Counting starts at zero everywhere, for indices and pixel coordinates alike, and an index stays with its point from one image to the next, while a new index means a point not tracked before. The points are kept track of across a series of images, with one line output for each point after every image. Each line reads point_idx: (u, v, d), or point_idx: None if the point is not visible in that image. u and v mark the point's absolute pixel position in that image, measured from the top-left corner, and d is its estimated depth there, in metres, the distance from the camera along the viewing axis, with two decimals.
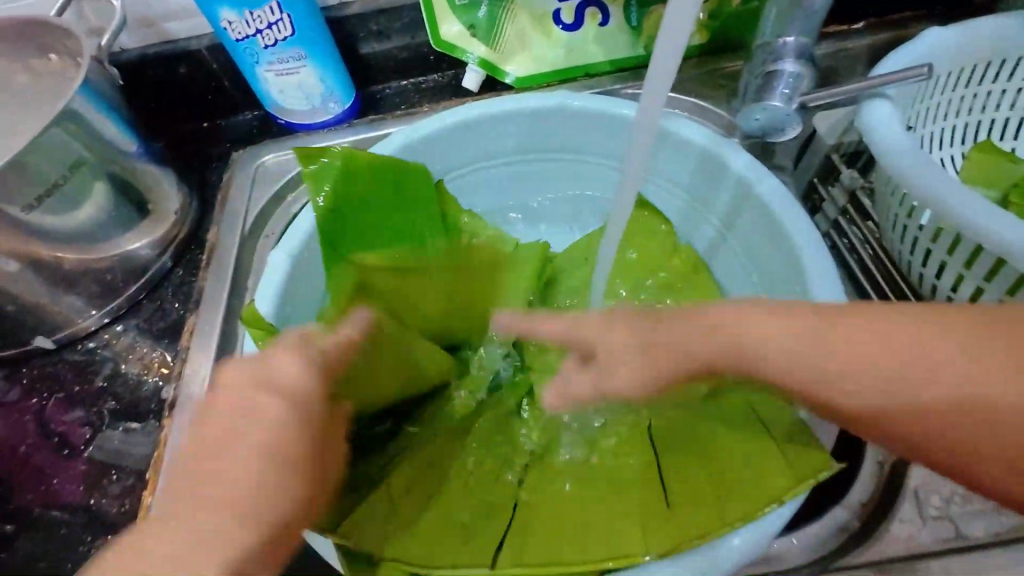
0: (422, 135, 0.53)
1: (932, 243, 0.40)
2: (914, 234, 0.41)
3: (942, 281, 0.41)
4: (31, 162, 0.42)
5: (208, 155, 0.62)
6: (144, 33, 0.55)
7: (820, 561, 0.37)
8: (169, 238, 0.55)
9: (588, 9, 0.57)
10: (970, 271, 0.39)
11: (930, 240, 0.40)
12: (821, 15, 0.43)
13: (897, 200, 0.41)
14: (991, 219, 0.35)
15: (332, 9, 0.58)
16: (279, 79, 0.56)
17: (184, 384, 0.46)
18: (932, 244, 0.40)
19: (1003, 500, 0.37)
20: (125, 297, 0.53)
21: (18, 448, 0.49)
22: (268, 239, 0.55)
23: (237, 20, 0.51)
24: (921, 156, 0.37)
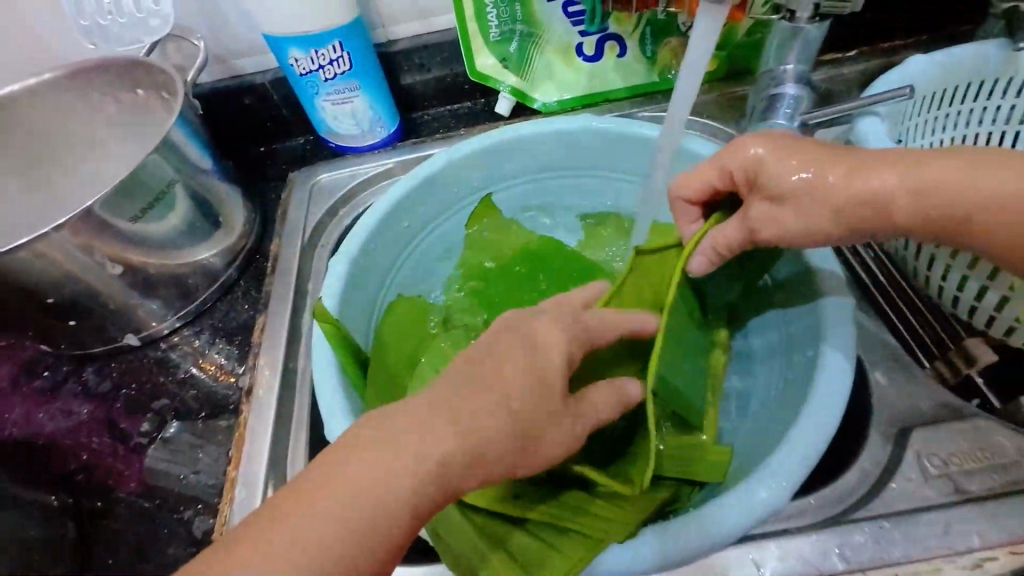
0: (463, 154, 0.59)
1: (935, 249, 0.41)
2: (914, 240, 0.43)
3: (962, 290, 0.41)
4: (137, 179, 0.49)
5: (267, 175, 0.69)
6: (218, 70, 0.63)
7: (837, 513, 0.37)
8: (237, 248, 0.61)
9: (608, 42, 0.64)
10: (973, 271, 0.40)
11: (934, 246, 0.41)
12: (818, 46, 0.51)
13: None
14: None
15: (381, 46, 0.66)
16: (334, 107, 0.63)
17: (257, 375, 0.51)
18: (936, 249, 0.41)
19: (998, 460, 0.37)
20: (198, 301, 0.59)
21: (114, 430, 0.55)
22: (324, 249, 0.62)
23: (303, 57, 0.58)
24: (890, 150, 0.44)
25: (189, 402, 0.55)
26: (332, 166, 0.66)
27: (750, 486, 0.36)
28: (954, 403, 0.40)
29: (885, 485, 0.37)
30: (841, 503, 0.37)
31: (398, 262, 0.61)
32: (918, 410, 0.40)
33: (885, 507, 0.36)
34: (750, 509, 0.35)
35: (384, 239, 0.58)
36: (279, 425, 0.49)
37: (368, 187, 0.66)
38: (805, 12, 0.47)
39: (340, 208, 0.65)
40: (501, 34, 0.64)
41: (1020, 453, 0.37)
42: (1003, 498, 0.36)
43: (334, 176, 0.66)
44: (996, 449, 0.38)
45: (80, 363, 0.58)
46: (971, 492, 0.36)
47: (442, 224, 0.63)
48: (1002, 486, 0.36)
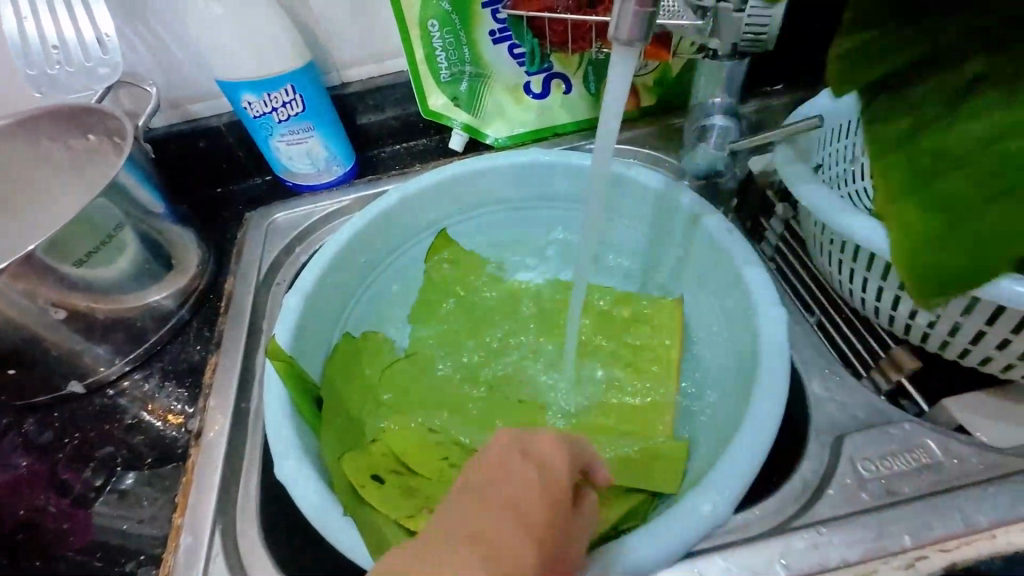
0: (412, 192, 0.61)
1: (853, 263, 0.43)
2: (837, 257, 0.45)
3: (880, 300, 0.43)
4: (78, 226, 0.49)
5: (223, 216, 0.69)
6: (172, 115, 0.64)
7: (780, 523, 0.38)
8: (190, 290, 0.61)
9: (554, 80, 0.68)
10: (888, 284, 0.42)
11: (851, 260, 0.43)
12: (741, 80, 0.54)
13: (829, 241, 0.45)
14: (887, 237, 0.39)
15: (335, 88, 0.68)
16: (289, 147, 0.65)
17: (207, 417, 0.51)
18: (853, 263, 0.43)
19: (924, 460, 0.39)
20: (148, 344, 0.58)
21: (57, 483, 0.53)
22: (279, 286, 0.62)
23: (256, 100, 0.60)
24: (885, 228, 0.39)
25: (138, 448, 0.54)
26: (288, 206, 0.67)
27: (691, 502, 0.37)
28: (883, 407, 0.42)
29: (823, 492, 0.39)
30: (784, 512, 0.38)
31: (353, 301, 0.61)
32: (852, 418, 0.42)
33: (823, 513, 0.38)
34: (696, 523, 0.36)
35: (338, 278, 0.59)
36: (228, 467, 0.48)
37: (323, 226, 0.67)
38: (725, 50, 0.51)
39: (296, 247, 0.65)
40: (451, 75, 0.67)
41: (943, 453, 0.39)
42: (931, 497, 0.37)
43: (289, 215, 0.66)
44: (921, 448, 0.39)
45: (22, 413, 0.56)
46: (902, 493, 0.38)
47: (397, 261, 0.64)
48: (929, 486, 0.38)
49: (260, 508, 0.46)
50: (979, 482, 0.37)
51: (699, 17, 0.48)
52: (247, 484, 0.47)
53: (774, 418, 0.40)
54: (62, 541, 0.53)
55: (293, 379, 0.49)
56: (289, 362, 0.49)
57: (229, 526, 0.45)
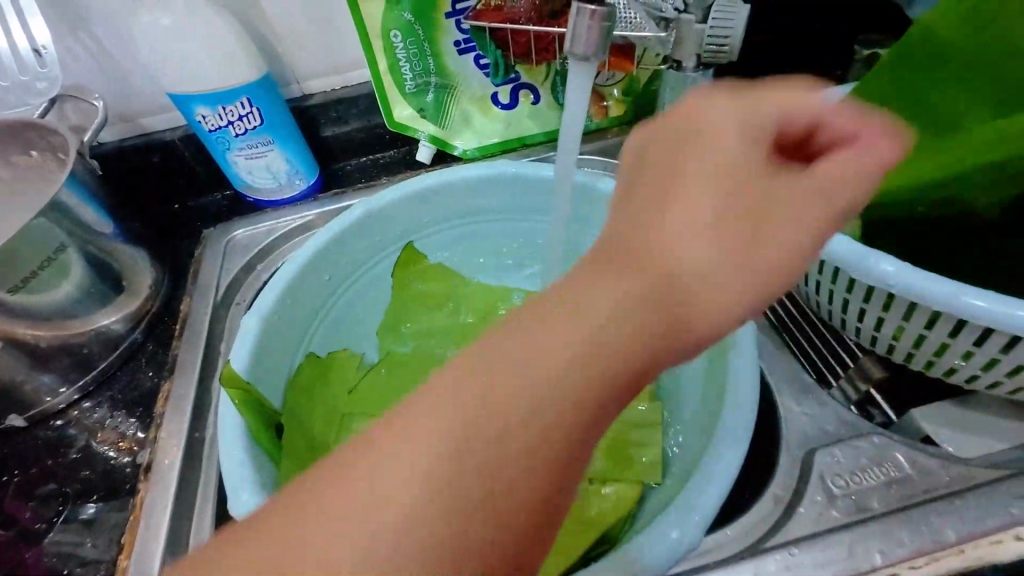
0: (377, 207, 0.59)
1: (819, 274, 0.43)
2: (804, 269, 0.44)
3: (847, 312, 0.43)
4: (15, 250, 0.47)
5: (181, 233, 0.67)
6: (124, 129, 0.62)
7: (752, 545, 0.37)
8: (142, 313, 0.58)
9: (521, 90, 0.67)
10: (852, 295, 0.41)
11: (818, 273, 0.43)
12: None
13: None
14: (853, 248, 0.38)
15: (296, 100, 0.66)
16: (248, 162, 0.62)
17: (159, 448, 0.48)
18: (820, 275, 0.43)
19: (892, 474, 0.38)
20: (97, 371, 0.55)
21: None
22: (239, 306, 0.59)
23: (210, 113, 0.58)
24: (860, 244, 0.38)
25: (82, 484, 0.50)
26: (248, 222, 0.64)
27: (661, 527, 0.36)
28: (852, 420, 0.42)
29: (793, 510, 0.38)
30: (756, 532, 0.38)
31: (317, 321, 0.59)
32: (822, 432, 0.42)
33: (794, 532, 0.37)
34: (668, 549, 0.35)
35: (302, 298, 0.57)
36: (181, 501, 0.45)
37: (286, 242, 0.65)
38: (689, 62, 0.51)
39: (258, 265, 0.63)
40: (416, 86, 0.65)
41: (912, 467, 0.39)
42: (900, 512, 0.37)
43: (249, 232, 0.64)
44: (890, 462, 0.39)
45: None
46: (872, 509, 0.37)
47: (363, 278, 0.62)
48: (898, 501, 0.37)
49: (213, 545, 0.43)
50: (947, 496, 0.37)
51: (661, 28, 0.48)
52: (200, 519, 0.45)
53: (743, 438, 0.40)
54: None
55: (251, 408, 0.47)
56: (246, 388, 0.47)
57: None
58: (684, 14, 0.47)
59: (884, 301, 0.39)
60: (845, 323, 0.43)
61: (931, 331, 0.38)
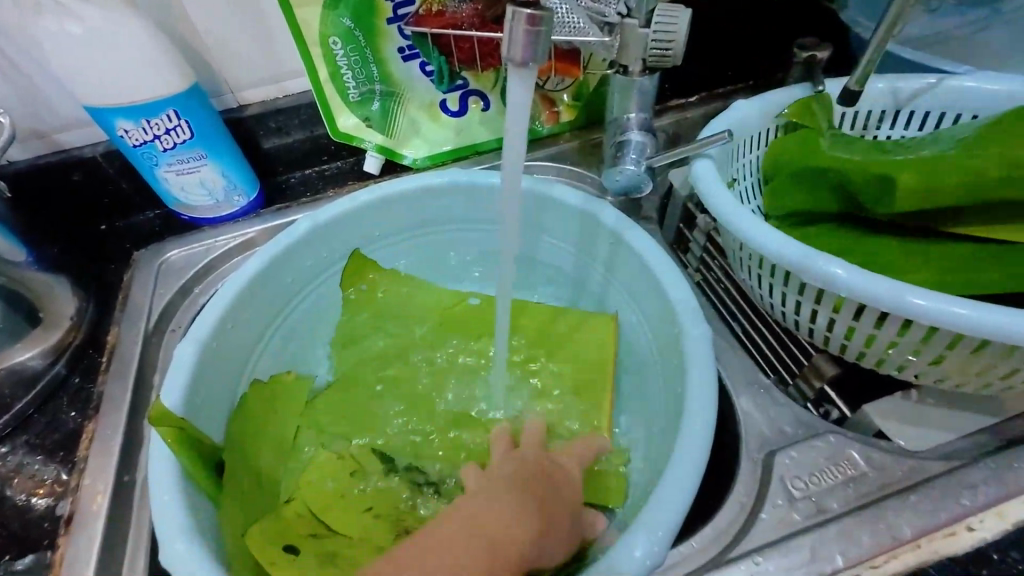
0: (322, 222, 0.56)
1: (770, 277, 0.43)
2: (756, 271, 0.45)
3: (799, 314, 0.43)
4: None
5: (108, 256, 0.62)
6: (36, 145, 0.56)
7: (716, 556, 0.36)
8: (62, 345, 0.53)
9: (470, 97, 0.65)
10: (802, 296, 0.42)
11: (769, 275, 0.43)
12: (654, 95, 0.54)
13: (749, 257, 0.45)
14: (790, 248, 0.39)
15: (232, 111, 0.63)
16: (179, 178, 0.58)
17: (83, 496, 0.44)
18: (771, 277, 0.43)
19: (850, 473, 0.39)
20: (11, 413, 0.50)
21: None
22: (174, 333, 0.55)
23: (134, 127, 0.53)
24: (810, 246, 0.38)
25: None
26: (183, 241, 0.60)
27: (626, 545, 0.35)
28: (807, 418, 0.42)
29: (756, 516, 0.38)
30: (722, 540, 0.37)
31: (264, 341, 0.56)
32: (780, 433, 0.42)
33: (759, 540, 0.37)
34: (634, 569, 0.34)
35: (243, 321, 0.53)
36: (110, 555, 0.42)
37: (224, 262, 0.61)
38: (635, 66, 0.51)
39: (195, 288, 0.59)
40: (360, 94, 0.63)
41: (868, 463, 0.39)
42: (858, 511, 0.37)
43: (184, 253, 0.60)
44: (848, 462, 0.39)
45: None
46: (831, 510, 0.37)
47: (313, 295, 0.59)
48: (856, 500, 0.37)
49: None
50: (901, 491, 0.38)
51: (605, 33, 0.48)
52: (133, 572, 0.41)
53: (704, 446, 0.39)
54: None
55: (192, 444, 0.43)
56: (180, 425, 0.43)
57: None
58: (628, 18, 0.47)
59: (834, 303, 0.40)
60: (797, 324, 0.44)
61: (881, 330, 0.39)
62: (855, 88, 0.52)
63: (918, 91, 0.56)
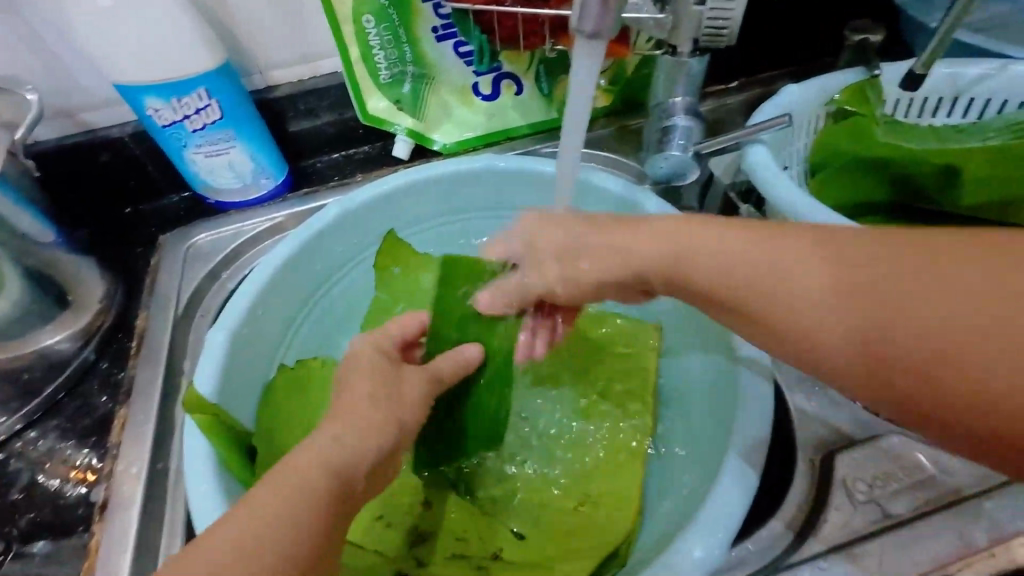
0: (356, 207, 0.55)
1: None
2: None
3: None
4: None
5: (135, 239, 0.60)
6: (63, 125, 0.55)
7: (775, 560, 0.35)
8: (91, 328, 0.52)
9: (504, 81, 0.63)
10: None
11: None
12: (701, 77, 0.51)
13: None
14: None
15: (260, 92, 0.61)
16: (208, 160, 0.57)
17: (116, 483, 0.43)
18: None
19: (916, 477, 0.37)
20: (42, 397, 0.49)
21: None
22: (203, 318, 0.54)
23: (163, 106, 0.52)
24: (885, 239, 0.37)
25: (26, 529, 0.44)
26: (211, 225, 0.59)
27: (682, 547, 0.34)
28: (869, 418, 0.40)
29: (817, 520, 0.36)
30: (780, 543, 0.36)
31: (292, 329, 0.54)
32: (838, 433, 0.40)
33: (821, 545, 0.35)
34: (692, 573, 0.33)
35: (274, 307, 0.52)
36: (143, 544, 0.41)
37: (252, 246, 0.59)
38: (685, 47, 0.48)
39: (224, 272, 0.57)
40: (392, 76, 0.61)
41: (936, 467, 0.37)
42: (926, 518, 0.35)
43: (213, 237, 0.58)
44: (913, 465, 0.37)
45: None
46: (897, 515, 0.35)
47: (343, 282, 0.58)
48: (924, 505, 0.36)
49: None
50: (972, 497, 0.36)
51: (659, 10, 0.45)
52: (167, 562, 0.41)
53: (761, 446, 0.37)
54: None
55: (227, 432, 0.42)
56: (215, 413, 0.42)
57: None
58: None
59: None
60: None
61: None
62: (918, 73, 0.49)
63: (981, 77, 0.53)
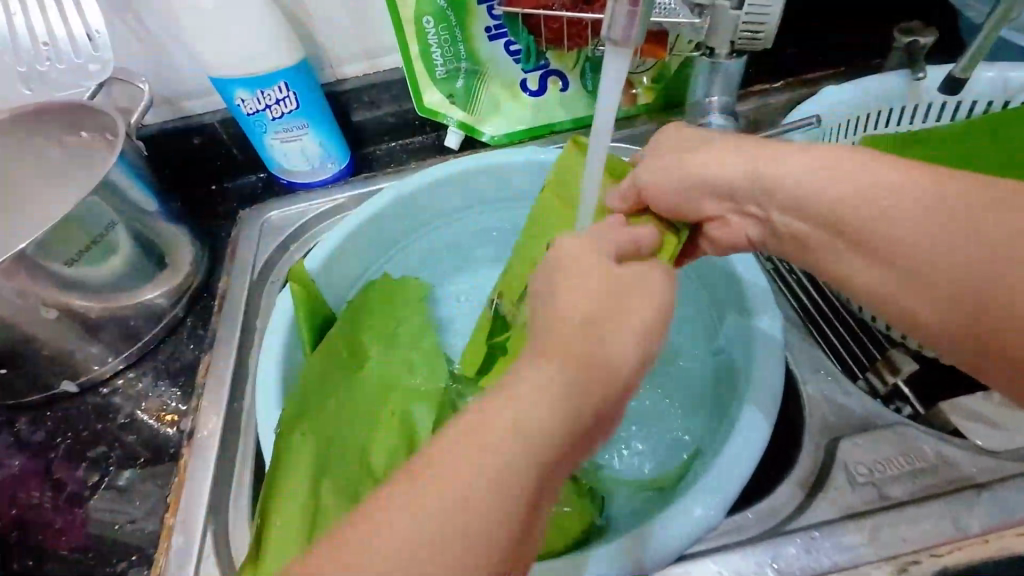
0: (408, 190, 0.60)
1: None
2: None
3: None
4: (67, 227, 0.49)
5: (216, 214, 0.69)
6: (165, 112, 0.64)
7: (770, 529, 0.38)
8: (183, 288, 0.61)
9: (550, 77, 0.67)
10: None
11: None
12: (739, 78, 0.54)
13: None
14: None
15: (330, 85, 0.68)
16: (283, 145, 0.64)
17: (200, 418, 0.51)
18: None
19: (917, 464, 0.39)
20: (142, 342, 0.58)
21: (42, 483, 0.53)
22: (274, 284, 0.61)
23: (250, 97, 0.59)
24: None
25: (127, 449, 0.54)
26: (283, 203, 0.66)
27: (685, 505, 0.37)
28: (879, 409, 0.42)
29: (816, 495, 0.38)
30: (776, 515, 0.38)
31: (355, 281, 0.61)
32: (848, 421, 0.42)
33: (817, 516, 0.38)
34: (687, 528, 0.37)
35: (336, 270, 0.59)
36: (221, 470, 0.49)
37: (317, 225, 0.66)
38: (722, 49, 0.51)
39: (291, 245, 0.65)
40: (447, 72, 0.66)
41: (937, 457, 0.39)
42: (922, 501, 0.37)
43: (284, 215, 0.66)
44: (915, 453, 0.39)
45: (15, 413, 0.57)
46: (894, 497, 0.38)
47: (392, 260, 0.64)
48: (922, 490, 0.38)
49: (253, 503, 0.48)
50: (973, 486, 0.37)
51: (696, 15, 0.48)
52: (240, 483, 0.48)
53: (764, 429, 0.40)
54: (55, 537, 0.52)
55: (309, 327, 0.54)
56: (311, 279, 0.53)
57: (221, 526, 0.46)
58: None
59: None
60: None
61: None
62: (960, 75, 0.50)
63: None
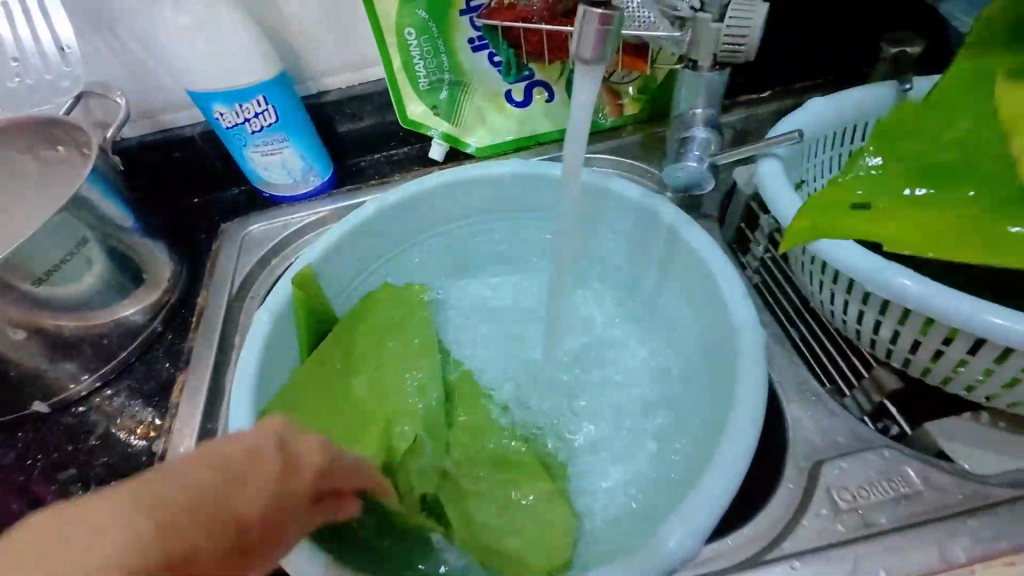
0: (392, 203, 0.59)
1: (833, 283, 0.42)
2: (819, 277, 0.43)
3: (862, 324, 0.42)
4: (36, 245, 0.48)
5: (197, 228, 0.68)
6: (144, 125, 0.63)
7: (749, 557, 0.37)
8: (160, 304, 0.60)
9: (535, 88, 0.66)
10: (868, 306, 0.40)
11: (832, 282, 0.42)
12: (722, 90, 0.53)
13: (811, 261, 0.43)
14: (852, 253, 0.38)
15: (312, 97, 0.67)
16: (264, 158, 0.63)
17: (174, 439, 0.50)
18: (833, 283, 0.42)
19: (901, 489, 0.38)
20: (117, 359, 0.57)
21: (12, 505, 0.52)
22: (253, 299, 0.60)
23: (228, 111, 0.59)
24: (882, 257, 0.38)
25: (99, 470, 0.53)
26: (264, 217, 0.65)
27: (662, 533, 0.36)
28: (863, 432, 0.41)
29: (797, 522, 0.37)
30: (757, 543, 0.37)
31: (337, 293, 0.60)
32: (832, 444, 0.41)
33: (798, 545, 0.37)
34: (664, 558, 0.36)
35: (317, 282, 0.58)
36: None
37: (300, 238, 0.65)
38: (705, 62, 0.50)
39: (272, 259, 0.64)
40: (430, 84, 0.65)
41: (923, 482, 0.38)
42: (906, 529, 0.36)
43: (265, 228, 0.65)
44: (900, 477, 0.38)
45: None
46: (878, 524, 0.37)
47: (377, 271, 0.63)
48: (907, 517, 0.37)
49: None
50: (959, 514, 0.36)
51: (676, 28, 0.47)
52: None
53: (746, 454, 0.39)
54: None
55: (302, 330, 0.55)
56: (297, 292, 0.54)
57: None
58: (700, 13, 0.46)
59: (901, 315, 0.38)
60: (859, 334, 0.43)
61: (950, 348, 0.38)
62: None
63: None
